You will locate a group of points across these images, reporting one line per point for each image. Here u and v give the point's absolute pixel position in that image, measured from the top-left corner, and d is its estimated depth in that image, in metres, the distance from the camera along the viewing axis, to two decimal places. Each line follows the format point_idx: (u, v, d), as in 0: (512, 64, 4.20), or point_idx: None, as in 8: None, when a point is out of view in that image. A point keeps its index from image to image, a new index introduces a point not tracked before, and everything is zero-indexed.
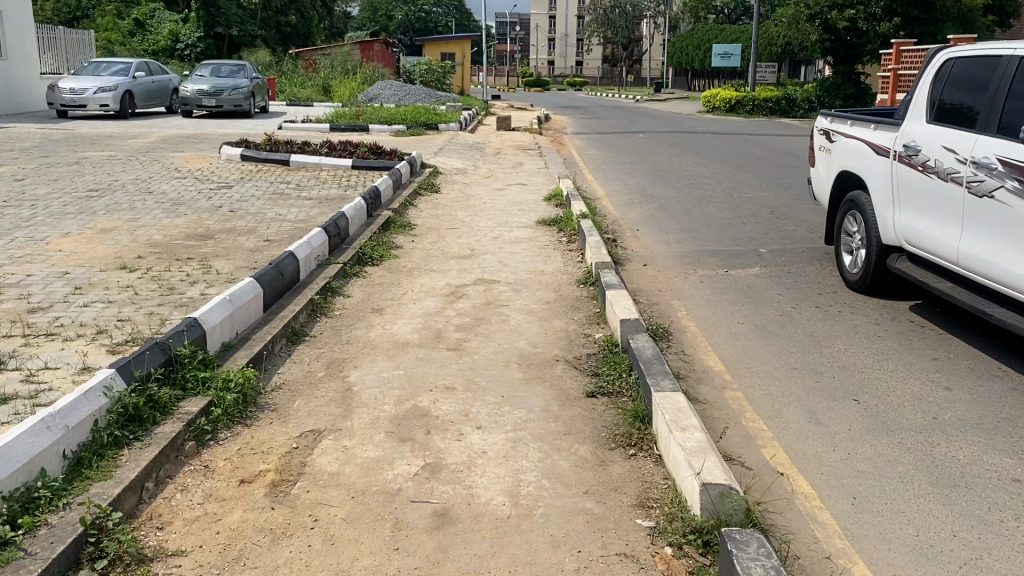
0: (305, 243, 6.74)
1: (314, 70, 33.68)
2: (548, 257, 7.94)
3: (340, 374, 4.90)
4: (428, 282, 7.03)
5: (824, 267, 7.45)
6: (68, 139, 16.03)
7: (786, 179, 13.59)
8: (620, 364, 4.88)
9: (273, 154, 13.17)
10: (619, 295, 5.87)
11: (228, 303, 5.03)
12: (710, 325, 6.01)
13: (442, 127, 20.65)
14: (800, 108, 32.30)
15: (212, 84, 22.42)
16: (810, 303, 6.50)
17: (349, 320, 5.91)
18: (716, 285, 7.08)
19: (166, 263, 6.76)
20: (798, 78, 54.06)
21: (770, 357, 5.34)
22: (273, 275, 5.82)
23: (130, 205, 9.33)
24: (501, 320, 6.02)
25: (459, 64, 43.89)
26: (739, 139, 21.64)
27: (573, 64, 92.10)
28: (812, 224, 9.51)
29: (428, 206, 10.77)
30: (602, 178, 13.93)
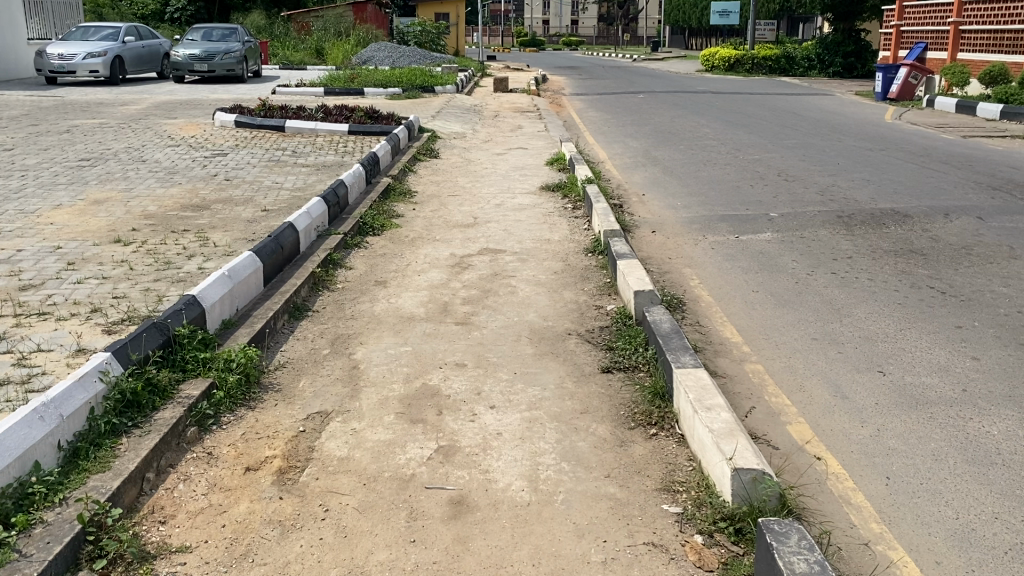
0: (304, 214, 6.53)
1: (306, 33, 33.13)
2: (554, 225, 7.74)
3: (345, 351, 4.72)
4: (432, 253, 6.84)
5: (838, 232, 7.26)
6: (58, 107, 15.73)
7: (792, 140, 13.34)
8: (636, 337, 4.71)
9: (267, 120, 12.88)
10: (631, 264, 5.68)
11: (226, 280, 4.83)
12: (724, 294, 5.83)
13: (439, 90, 20.29)
14: (800, 66, 31.89)
15: (203, 48, 21.98)
16: (826, 269, 6.32)
17: (353, 294, 5.73)
18: (728, 252, 6.89)
19: (161, 236, 6.54)
20: (798, 35, 53.49)
21: (789, 327, 5.16)
22: (272, 249, 5.61)
23: (123, 175, 9.08)
24: (509, 292, 5.84)
25: (454, 24, 43.17)
26: (741, 99, 21.31)
27: (567, 23, 90.90)
28: (822, 185, 9.30)
29: (428, 172, 10.52)
30: (604, 141, 13.67)
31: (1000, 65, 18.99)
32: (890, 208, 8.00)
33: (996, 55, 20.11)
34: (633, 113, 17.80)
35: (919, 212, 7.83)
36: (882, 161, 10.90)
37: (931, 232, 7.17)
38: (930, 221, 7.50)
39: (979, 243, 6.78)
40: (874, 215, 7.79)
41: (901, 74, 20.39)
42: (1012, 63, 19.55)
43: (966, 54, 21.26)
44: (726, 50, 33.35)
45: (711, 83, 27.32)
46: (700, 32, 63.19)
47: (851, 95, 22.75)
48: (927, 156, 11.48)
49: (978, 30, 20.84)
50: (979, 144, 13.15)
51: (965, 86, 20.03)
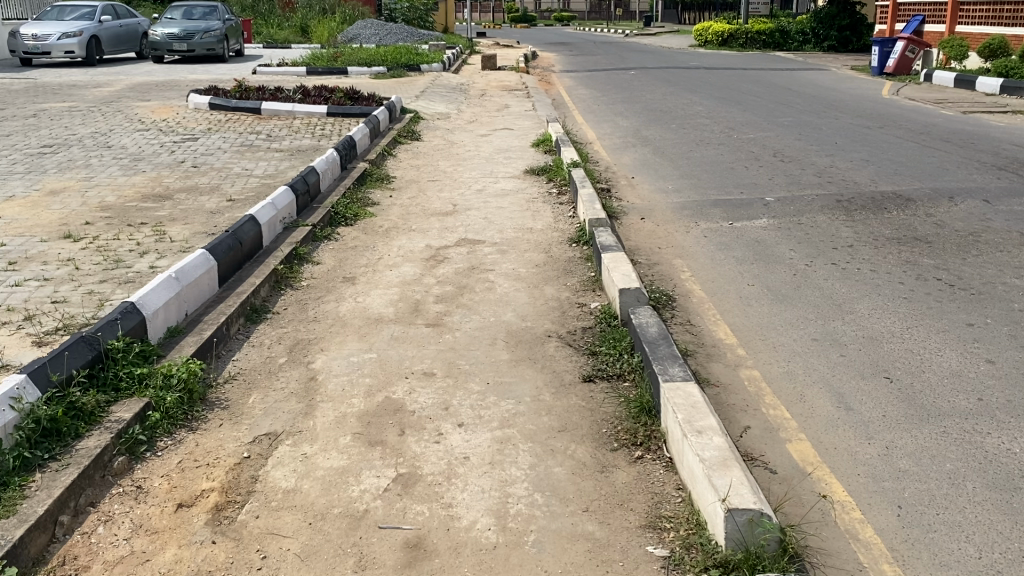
0: (267, 205, 6.09)
1: (291, 10, 32.43)
2: (537, 212, 7.33)
3: (303, 360, 4.32)
4: (406, 244, 6.43)
5: (838, 219, 6.86)
6: (28, 90, 15.19)
7: (787, 117, 12.91)
8: (620, 342, 4.32)
9: (243, 101, 12.41)
10: (616, 258, 5.28)
11: (173, 282, 4.42)
12: (717, 288, 5.44)
13: (424, 68, 19.75)
14: (794, 40, 31.42)
15: (182, 27, 21.35)
16: (825, 259, 5.93)
17: (318, 292, 5.32)
18: (721, 241, 6.50)
19: (115, 230, 6.11)
20: (790, 9, 52.91)
21: (787, 326, 4.78)
22: (228, 245, 5.19)
23: (85, 162, 8.61)
24: (487, 288, 5.44)
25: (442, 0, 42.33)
26: (734, 74, 20.84)
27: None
28: (820, 167, 8.89)
29: (408, 155, 10.08)
30: (593, 120, 13.23)
31: (999, 38, 18.56)
32: (892, 191, 7.60)
33: (995, 27, 19.64)
34: (624, 90, 17.33)
35: (922, 195, 7.43)
36: (881, 140, 10.49)
37: (935, 217, 6.77)
38: (934, 205, 7.11)
39: (987, 229, 6.39)
40: (876, 199, 7.38)
41: (898, 48, 19.97)
42: (1011, 35, 19.10)
43: (964, 27, 20.79)
44: (718, 24, 32.85)
45: (703, 58, 26.83)
46: (693, 7, 62.48)
47: (846, 70, 22.30)
48: (928, 133, 11.09)
49: (977, 3, 20.32)
50: (980, 120, 12.74)
51: (963, 60, 19.57)
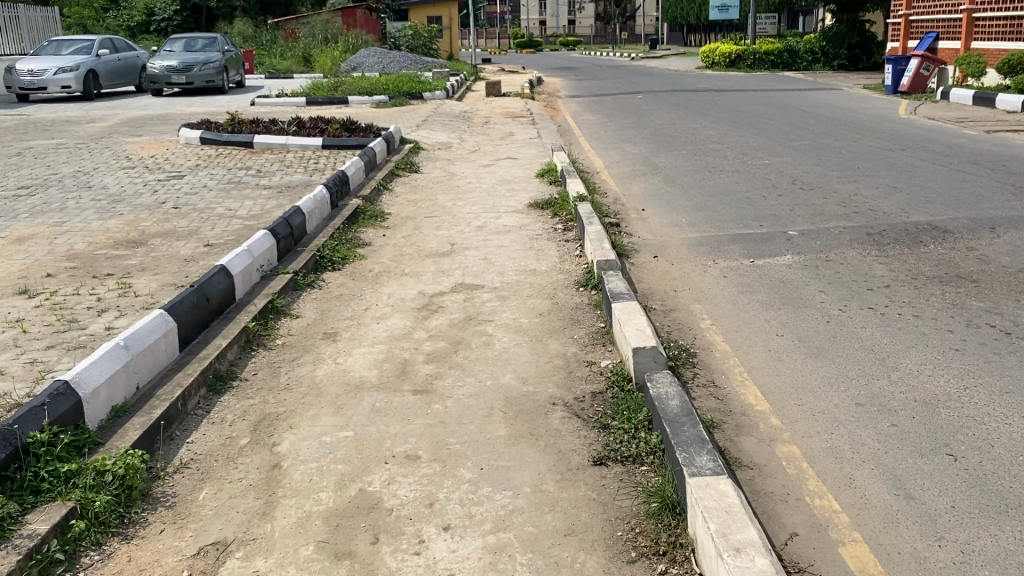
0: (242, 253, 5.53)
1: (294, 40, 32.21)
2: (541, 251, 6.76)
3: (269, 441, 3.75)
4: (397, 291, 5.86)
5: (870, 255, 6.27)
6: (20, 126, 14.78)
7: (803, 139, 12.36)
8: (636, 414, 3.72)
9: (235, 135, 11.94)
10: (627, 307, 4.69)
11: (121, 351, 3.86)
12: (741, 339, 4.85)
13: (427, 96, 19.32)
14: (803, 59, 30.95)
15: (181, 58, 20.99)
16: (861, 303, 5.33)
17: (293, 353, 4.75)
18: (742, 282, 5.91)
19: (76, 283, 5.57)
20: (796, 29, 52.55)
21: (826, 388, 4.17)
22: (192, 302, 4.64)
23: (60, 204, 8.10)
24: (483, 343, 4.85)
25: (447, 28, 42.11)
26: (744, 96, 20.37)
27: (565, 23, 89.87)
28: (843, 195, 8.30)
29: (406, 189, 9.56)
30: (600, 147, 12.71)
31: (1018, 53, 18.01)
32: (925, 222, 7.01)
33: (1012, 42, 19.11)
34: (632, 115, 16.82)
35: (960, 226, 6.83)
36: (905, 163, 9.91)
37: (978, 251, 6.17)
38: (974, 237, 6.51)
39: None
40: (908, 231, 6.80)
41: (912, 65, 19.49)
42: None
43: (980, 43, 20.25)
44: (725, 45, 32.47)
45: (711, 80, 26.38)
46: (699, 28, 62.18)
47: (859, 90, 21.76)
48: (955, 155, 10.50)
49: (992, 18, 19.82)
50: (1006, 140, 12.16)
51: (981, 77, 19.03)
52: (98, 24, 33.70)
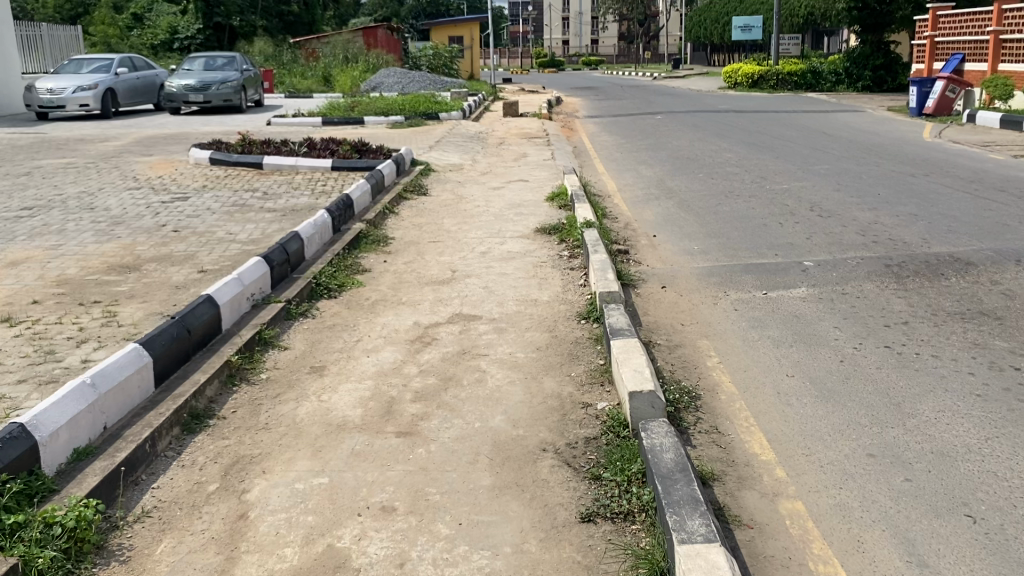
0: (231, 281, 5.35)
1: (314, 59, 32.32)
2: (545, 280, 6.54)
3: (240, 487, 3.54)
4: (392, 322, 5.65)
5: (889, 289, 5.98)
6: (35, 145, 14.79)
7: (822, 164, 12.08)
8: (629, 466, 3.47)
9: (244, 155, 11.83)
10: (627, 345, 4.44)
11: (86, 391, 3.67)
12: (749, 381, 4.59)
13: (443, 116, 19.20)
14: (826, 80, 30.61)
15: (199, 78, 21.03)
16: (878, 342, 5.05)
17: (276, 389, 4.54)
18: (754, 315, 5.66)
19: (61, 311, 5.41)
20: (820, 49, 52.12)
21: (837, 436, 3.91)
22: (171, 335, 4.45)
23: (60, 226, 7.99)
24: (476, 380, 4.61)
25: (468, 48, 42.15)
26: (765, 117, 20.10)
27: (587, 43, 89.94)
28: (862, 223, 8.02)
29: (412, 213, 9.37)
30: (614, 170, 12.50)
31: None
32: (948, 253, 6.71)
33: None
34: (649, 136, 16.60)
35: (984, 258, 6.53)
36: (927, 190, 9.60)
37: (1002, 286, 5.87)
38: (999, 270, 6.21)
39: None
40: (929, 262, 6.50)
41: (937, 87, 19.16)
42: None
43: (1008, 64, 19.84)
44: (747, 66, 32.20)
45: (733, 100, 26.17)
46: (722, 48, 61.90)
47: (883, 112, 21.42)
48: (979, 182, 10.17)
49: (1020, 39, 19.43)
50: None
51: (1008, 99, 18.63)
52: (122, 43, 34.06)
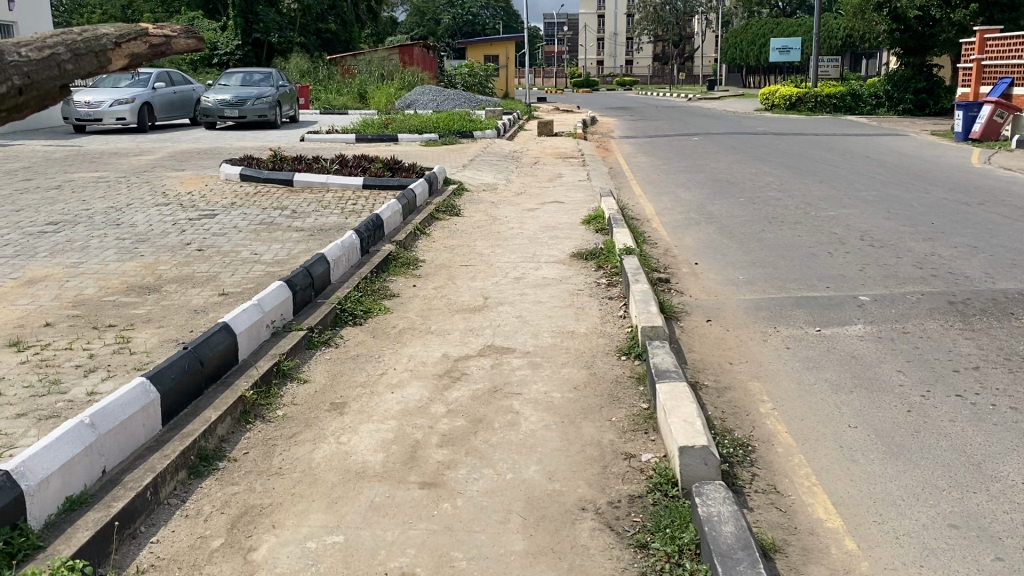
0: (250, 308, 5.05)
1: (351, 76, 32.30)
2: (582, 310, 6.17)
3: (247, 544, 3.20)
4: (419, 353, 5.32)
5: (955, 329, 5.54)
6: (69, 158, 14.71)
7: (870, 190, 11.61)
8: (680, 535, 3.09)
9: (275, 172, 11.62)
10: (675, 389, 4.04)
11: (83, 431, 3.37)
12: (808, 431, 4.18)
13: (477, 135, 18.95)
14: (867, 103, 30.06)
15: (235, 93, 20.99)
16: (948, 389, 4.62)
17: (293, 428, 4.21)
18: (808, 355, 5.24)
19: (73, 336, 5.14)
20: (859, 71, 51.35)
21: (912, 501, 3.49)
22: (183, 367, 4.14)
23: (83, 243, 7.77)
24: (509, 422, 4.24)
25: (504, 67, 41.98)
26: (806, 140, 19.60)
27: (622, 63, 89.67)
28: (919, 254, 7.56)
29: (443, 234, 9.06)
30: (652, 192, 12.12)
31: None
32: (1016, 290, 6.24)
33: None
34: (687, 158, 16.20)
35: None
36: (985, 220, 9.11)
37: None
38: None
39: None
40: (996, 300, 6.04)
41: (985, 112, 18.54)
42: None
43: None
44: (786, 87, 31.67)
45: (771, 123, 25.66)
46: (759, 70, 61.26)
47: (928, 136, 20.82)
48: None
49: None
50: None
51: None
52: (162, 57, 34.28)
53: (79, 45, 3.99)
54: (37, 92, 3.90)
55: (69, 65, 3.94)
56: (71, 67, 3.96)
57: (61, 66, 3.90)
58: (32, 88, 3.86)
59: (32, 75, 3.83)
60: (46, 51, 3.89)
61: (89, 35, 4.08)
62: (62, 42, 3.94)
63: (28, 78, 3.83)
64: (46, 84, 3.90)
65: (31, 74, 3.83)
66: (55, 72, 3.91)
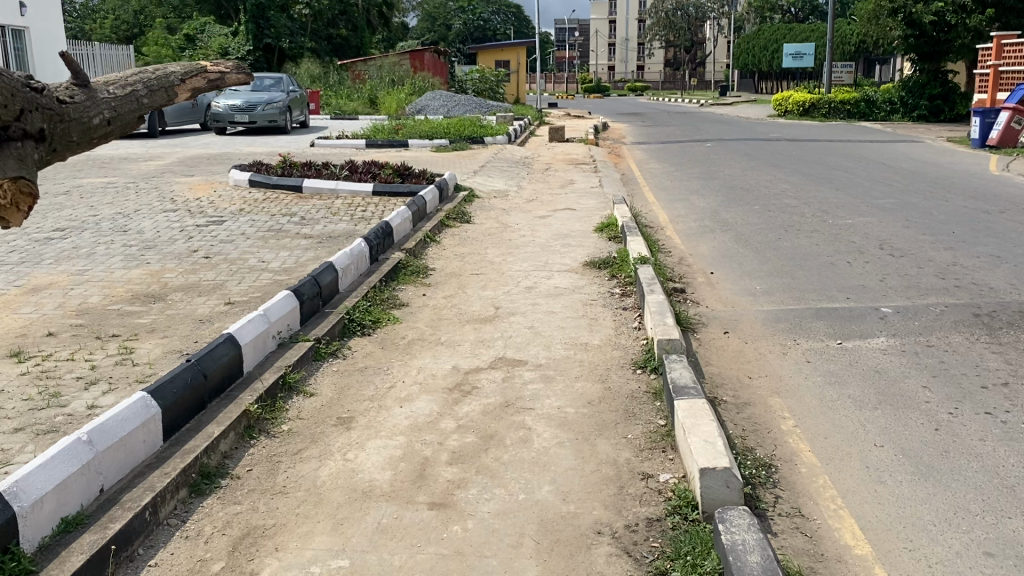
0: (256, 319, 4.93)
1: (362, 81, 32.26)
2: (595, 321, 6.03)
3: (249, 568, 3.07)
4: (429, 366, 5.18)
5: (982, 342, 5.36)
6: (78, 163, 14.66)
7: (887, 197, 11.43)
8: (702, 563, 2.94)
9: (285, 178, 11.52)
10: (694, 407, 3.89)
11: (81, 449, 3.24)
12: (832, 450, 4.02)
13: (488, 141, 18.83)
14: (880, 110, 29.84)
15: (245, 98, 20.95)
16: (976, 406, 4.45)
17: (299, 444, 4.08)
18: (830, 369, 5.08)
19: (75, 346, 5.03)
20: (872, 76, 51.04)
21: (945, 527, 3.32)
22: (185, 381, 4.02)
23: (90, 250, 7.68)
24: (521, 438, 4.10)
25: (515, 72, 41.90)
26: (820, 147, 19.42)
27: (633, 68, 89.53)
28: (940, 264, 7.39)
29: (454, 242, 8.93)
30: (665, 199, 11.97)
31: None
32: None
33: None
34: (700, 164, 16.05)
35: None
36: (1006, 229, 8.93)
37: None
38: None
39: None
40: (1023, 312, 5.87)
41: (1002, 118, 18.38)
42: None
43: None
44: (799, 93, 31.45)
45: (784, 129, 25.47)
46: (771, 76, 61.02)
47: (943, 143, 20.60)
48: None
49: None
50: None
51: None
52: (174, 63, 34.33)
53: (153, 81, 4.21)
54: (120, 125, 4.05)
55: (146, 100, 4.14)
56: (148, 101, 4.16)
57: (142, 101, 4.09)
58: (117, 122, 4.02)
59: (118, 109, 4.00)
60: (126, 88, 4.07)
61: (159, 72, 4.27)
62: (140, 80, 4.16)
63: (114, 112, 3.99)
64: (129, 117, 4.06)
65: (116, 108, 3.99)
66: (136, 107, 4.09)
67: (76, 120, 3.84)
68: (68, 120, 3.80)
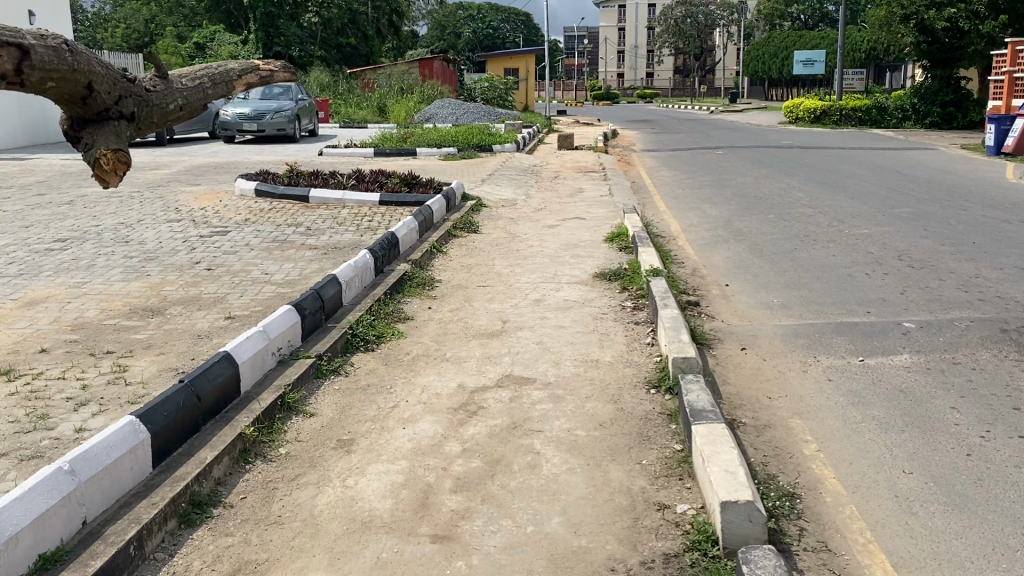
0: (255, 336, 4.74)
1: (371, 89, 32.14)
2: (606, 336, 5.82)
3: None
4: (433, 384, 4.98)
5: (1011, 360, 5.13)
6: (84, 172, 14.53)
7: (904, 206, 11.19)
8: None
9: (291, 188, 11.36)
10: (712, 432, 3.69)
11: (62, 479, 3.07)
12: (859, 478, 3.80)
13: (496, 149, 18.66)
14: (892, 117, 29.57)
15: (254, 107, 20.87)
16: (1009, 430, 4.22)
17: (296, 469, 3.89)
18: (853, 388, 4.85)
19: (68, 364, 4.85)
20: (883, 83, 50.72)
21: (984, 564, 3.10)
22: (177, 403, 3.84)
23: (90, 262, 7.52)
24: (530, 464, 3.90)
25: (524, 80, 41.76)
26: (833, 154, 19.18)
27: (643, 76, 89.34)
28: (962, 276, 7.16)
29: (461, 253, 8.74)
30: (677, 208, 11.75)
31: None
32: None
33: None
34: (711, 172, 15.83)
35: None
36: None
37: None
38: None
39: None
40: None
41: (1017, 125, 18.08)
42: None
43: None
44: (810, 100, 31.19)
45: (796, 136, 25.23)
46: (781, 82, 60.72)
47: (958, 150, 20.34)
48: None
49: None
50: None
51: None
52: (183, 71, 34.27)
53: (213, 77, 4.91)
54: (187, 111, 4.76)
55: (211, 90, 4.86)
56: (211, 92, 4.86)
57: (208, 92, 4.81)
58: (186, 108, 4.73)
59: (189, 98, 4.70)
60: (195, 81, 4.80)
61: (219, 71, 5.01)
62: (206, 75, 4.86)
63: (185, 100, 4.69)
64: (195, 105, 4.78)
65: (187, 97, 4.70)
66: (201, 96, 4.80)
67: (158, 106, 4.45)
68: (153, 105, 4.40)
